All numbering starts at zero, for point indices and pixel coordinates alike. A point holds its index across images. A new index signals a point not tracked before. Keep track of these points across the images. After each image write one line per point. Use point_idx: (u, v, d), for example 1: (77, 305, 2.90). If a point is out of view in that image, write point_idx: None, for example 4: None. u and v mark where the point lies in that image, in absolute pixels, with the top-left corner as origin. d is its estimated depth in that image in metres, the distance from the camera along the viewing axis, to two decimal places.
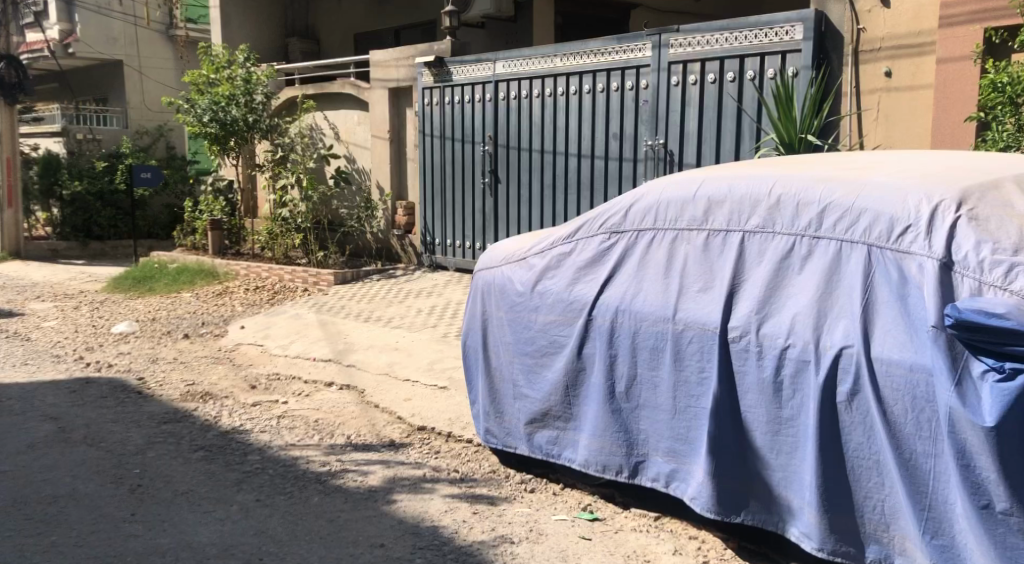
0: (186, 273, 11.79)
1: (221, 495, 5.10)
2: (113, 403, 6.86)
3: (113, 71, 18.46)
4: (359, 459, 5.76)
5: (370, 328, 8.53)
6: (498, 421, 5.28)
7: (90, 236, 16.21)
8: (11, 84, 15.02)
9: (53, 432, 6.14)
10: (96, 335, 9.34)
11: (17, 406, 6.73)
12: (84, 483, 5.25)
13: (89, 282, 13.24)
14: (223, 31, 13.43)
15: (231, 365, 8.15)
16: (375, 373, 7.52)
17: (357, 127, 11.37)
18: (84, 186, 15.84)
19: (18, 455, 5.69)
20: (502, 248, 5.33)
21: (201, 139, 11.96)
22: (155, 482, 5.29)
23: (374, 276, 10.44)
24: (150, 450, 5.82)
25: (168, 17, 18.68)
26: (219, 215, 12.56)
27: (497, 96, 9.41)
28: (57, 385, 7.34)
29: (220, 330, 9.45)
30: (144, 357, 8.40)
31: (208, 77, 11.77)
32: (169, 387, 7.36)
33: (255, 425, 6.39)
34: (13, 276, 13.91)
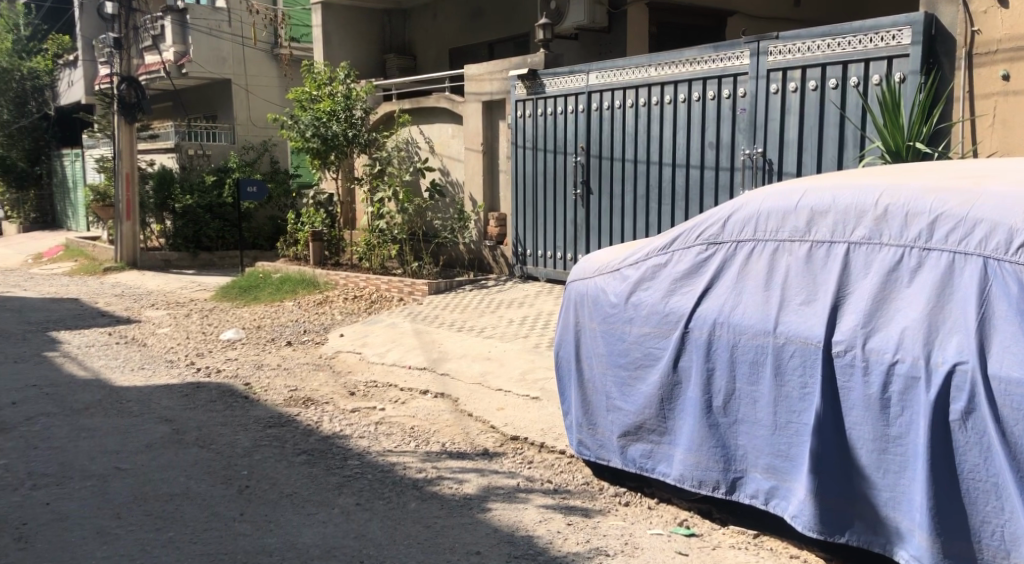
0: (289, 283, 12.17)
1: (324, 498, 5.25)
2: (222, 407, 7.14)
3: (222, 90, 19.22)
4: (454, 466, 5.83)
5: (463, 338, 8.64)
6: (591, 433, 5.27)
7: (200, 247, 16.96)
8: (131, 104, 15.88)
9: (168, 433, 6.44)
10: (206, 341, 9.74)
11: (135, 408, 7.07)
12: (196, 483, 5.48)
13: (198, 290, 13.81)
14: (325, 49, 14.00)
15: (331, 372, 8.38)
16: (468, 382, 7.60)
17: (451, 140, 11.55)
18: (195, 200, 16.63)
19: (136, 454, 5.98)
20: (595, 259, 5.32)
21: (304, 154, 12.39)
22: (262, 483, 5.49)
23: (467, 286, 10.55)
24: (256, 453, 6.03)
25: (273, 37, 19.38)
26: (320, 227, 12.95)
27: (591, 107, 9.42)
28: (171, 389, 7.68)
29: (321, 338, 9.73)
30: (250, 363, 8.72)
31: (310, 93, 12.24)
32: (273, 392, 7.61)
33: (354, 431, 6.56)
34: (131, 285, 14.64)
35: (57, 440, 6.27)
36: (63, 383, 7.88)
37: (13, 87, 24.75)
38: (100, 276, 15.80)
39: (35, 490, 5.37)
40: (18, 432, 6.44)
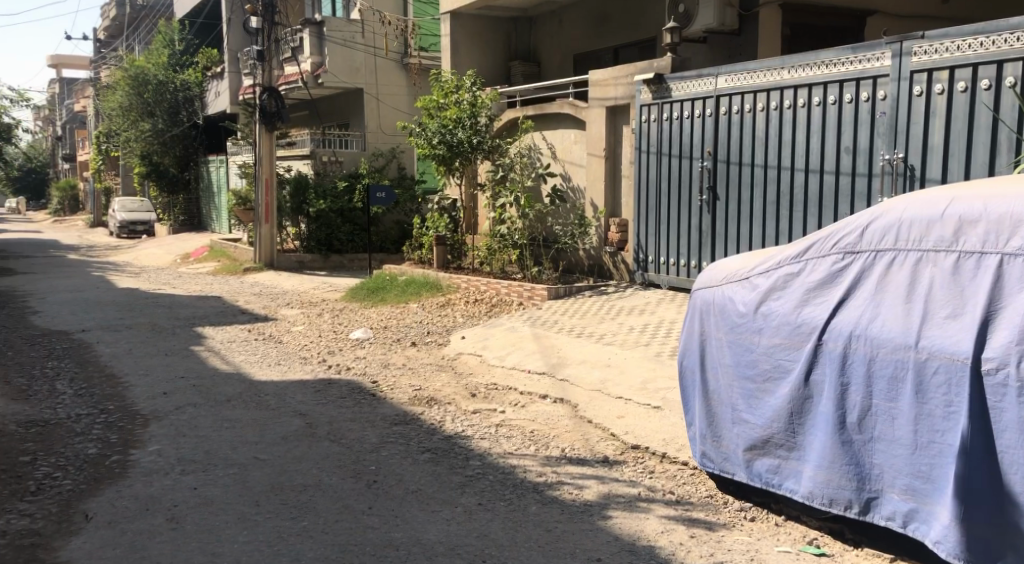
0: (414, 285, 12.46)
1: (447, 496, 5.35)
2: (350, 403, 7.38)
3: (354, 98, 19.87)
4: (575, 472, 5.83)
5: (583, 344, 8.64)
6: (715, 446, 5.17)
7: (331, 250, 17.67)
8: (271, 113, 16.58)
9: (301, 427, 6.70)
10: (336, 340, 10.10)
11: (272, 401, 7.40)
12: (328, 475, 5.68)
13: (330, 291, 14.35)
14: (452, 58, 14.39)
15: (453, 373, 8.53)
16: (587, 389, 7.58)
17: (573, 145, 11.54)
18: (328, 204, 17.29)
19: (272, 445, 6.25)
20: (723, 267, 5.24)
21: (431, 161, 12.72)
22: (389, 479, 5.63)
23: (586, 292, 10.53)
24: (383, 449, 6.20)
25: (403, 47, 19.86)
26: (444, 231, 13.19)
27: (719, 111, 9.25)
28: (304, 384, 8.00)
29: (443, 340, 9.92)
30: (377, 362, 8.98)
31: (438, 101, 12.57)
32: (398, 391, 7.81)
33: (475, 432, 6.65)
34: (268, 285, 15.34)
35: (202, 429, 6.61)
36: (207, 376, 8.31)
37: (167, 99, 26.22)
38: (240, 276, 16.62)
39: (183, 474, 5.68)
40: (167, 420, 6.83)
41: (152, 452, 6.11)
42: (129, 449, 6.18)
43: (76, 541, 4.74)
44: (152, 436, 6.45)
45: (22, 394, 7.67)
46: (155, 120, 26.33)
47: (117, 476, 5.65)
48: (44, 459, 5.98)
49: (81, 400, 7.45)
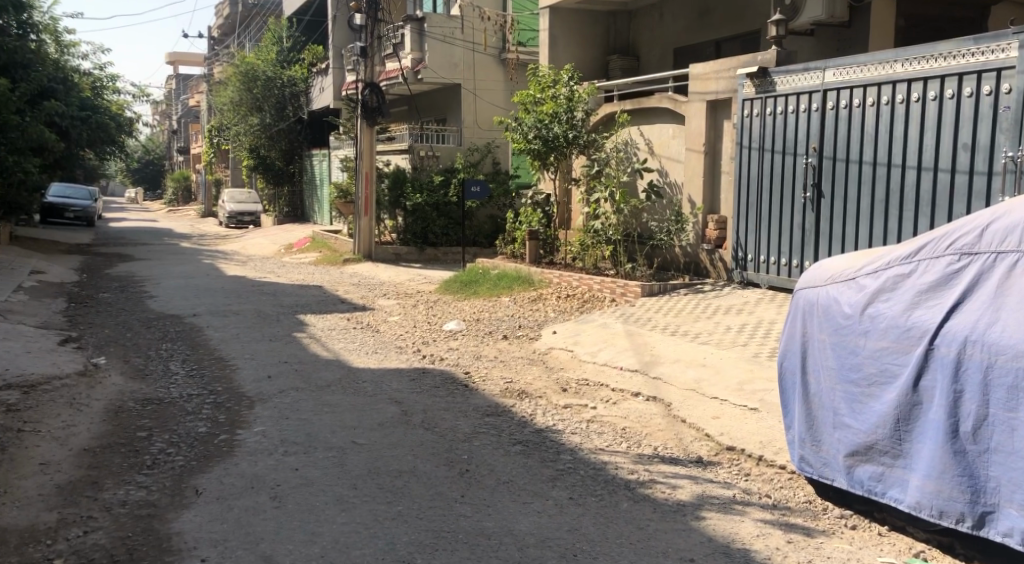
0: (506, 279, 12.52)
1: (538, 489, 5.35)
2: (444, 393, 7.46)
3: (452, 93, 20.07)
4: (667, 471, 5.76)
5: (676, 342, 8.52)
6: (814, 450, 5.01)
7: (426, 242, 17.93)
8: (372, 109, 16.92)
9: (397, 414, 6.81)
10: (430, 331, 10.24)
11: (369, 388, 7.56)
12: (422, 462, 5.76)
13: (425, 283, 14.53)
14: (550, 53, 14.40)
15: (545, 367, 8.53)
16: (681, 388, 7.47)
17: (671, 140, 11.36)
18: (424, 198, 17.59)
19: (369, 431, 6.37)
20: (827, 267, 5.09)
21: (526, 155, 12.79)
22: (482, 469, 5.67)
23: (681, 290, 10.37)
24: (476, 439, 6.25)
25: (502, 42, 19.93)
26: (537, 226, 13.18)
27: (826, 106, 8.97)
28: (400, 373, 8.14)
29: (535, 334, 9.93)
30: (470, 353, 9.05)
31: (535, 96, 12.61)
32: (490, 382, 7.86)
33: (566, 426, 6.63)
34: (365, 276, 15.65)
35: (303, 412, 6.79)
36: (308, 362, 8.53)
37: (274, 94, 27.14)
38: (340, 267, 17.01)
39: (285, 455, 5.85)
40: (271, 402, 7.05)
41: (257, 433, 6.31)
42: (235, 429, 6.39)
43: (187, 514, 4.94)
44: (257, 417, 6.66)
45: (138, 373, 8.03)
46: (263, 115, 27.40)
47: (225, 455, 5.85)
48: (159, 435, 6.24)
49: (192, 381, 7.75)
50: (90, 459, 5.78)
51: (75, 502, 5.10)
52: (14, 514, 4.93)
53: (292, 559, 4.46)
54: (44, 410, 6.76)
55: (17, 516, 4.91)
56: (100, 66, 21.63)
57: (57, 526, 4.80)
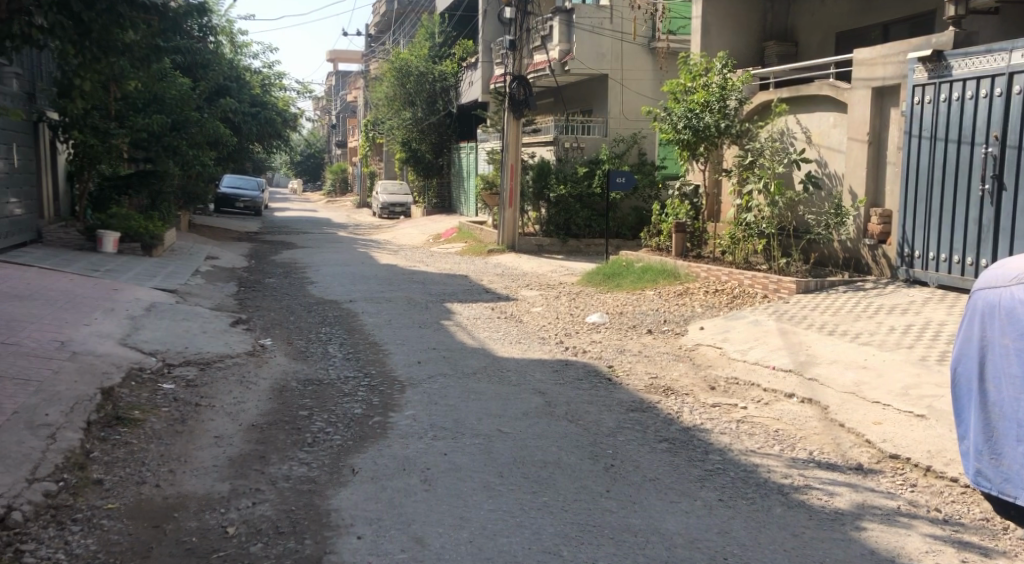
0: (651, 272, 12.30)
1: (685, 489, 5.20)
2: (589, 386, 7.39)
3: (600, 83, 19.87)
4: (824, 477, 5.47)
5: (834, 342, 8.11)
6: (993, 464, 4.62)
7: (569, 234, 17.93)
8: (520, 101, 17.02)
9: (541, 405, 6.79)
10: (574, 322, 10.19)
11: (513, 377, 7.59)
12: (567, 455, 5.71)
13: (568, 275, 14.48)
14: (703, 40, 14.11)
15: (692, 364, 8.29)
16: (840, 391, 7.10)
17: (832, 130, 10.82)
18: (568, 190, 17.56)
19: (514, 420, 6.38)
20: (1011, 266, 4.69)
21: (675, 146, 12.54)
22: (627, 464, 5.56)
23: (840, 287, 9.87)
24: (621, 434, 6.14)
25: (652, 31, 19.58)
26: (684, 218, 12.90)
27: (1010, 90, 8.31)
28: (544, 364, 8.13)
29: (682, 329, 9.70)
30: (614, 347, 8.94)
31: (686, 85, 12.40)
32: (635, 377, 7.73)
33: (715, 426, 6.42)
34: (510, 266, 15.76)
35: (451, 398, 6.89)
36: (456, 349, 8.66)
37: (426, 88, 27.80)
38: (484, 257, 17.24)
39: (434, 440, 5.93)
40: (421, 387, 7.19)
41: (408, 417, 6.43)
42: (389, 412, 6.54)
43: (344, 492, 5.08)
44: (408, 401, 6.81)
45: (300, 355, 8.37)
46: (415, 110, 28.29)
47: (378, 436, 6.00)
48: (319, 415, 6.46)
49: (348, 364, 8.02)
50: (258, 435, 6.06)
51: (245, 474, 5.35)
52: (192, 482, 5.21)
53: (442, 542, 4.51)
54: (216, 386, 7.15)
55: (194, 484, 5.19)
56: (268, 65, 22.73)
57: (230, 495, 5.04)
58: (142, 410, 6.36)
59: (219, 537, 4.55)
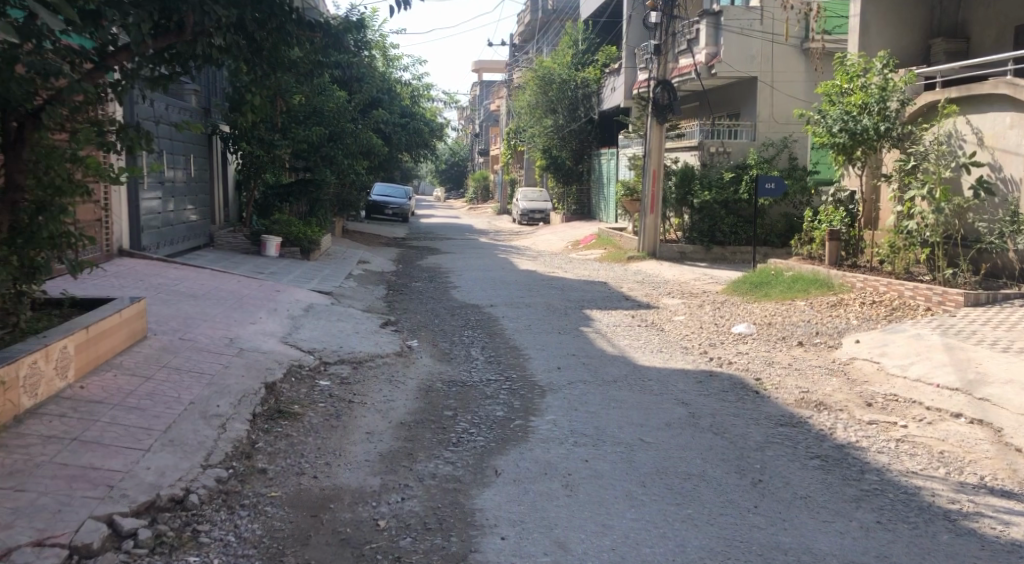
0: (801, 281, 11.84)
1: (840, 508, 4.93)
2: (734, 398, 7.15)
3: (748, 87, 19.25)
4: (997, 505, 5.06)
5: (1007, 359, 7.53)
6: None
7: (714, 241, 17.53)
8: (663, 106, 16.73)
9: (684, 416, 6.61)
10: (719, 332, 9.90)
11: (655, 387, 7.43)
12: (712, 468, 5.52)
13: (711, 284, 14.12)
14: (861, 40, 13.36)
15: (846, 379, 7.88)
16: (1015, 413, 6.57)
17: (1008, 131, 10.10)
18: (713, 195, 17.15)
19: (656, 430, 6.23)
20: None
21: (829, 150, 12.04)
22: (776, 480, 5.33)
23: (1014, 301, 9.18)
24: (769, 449, 5.90)
25: (805, 31, 18.91)
26: (839, 226, 12.35)
27: None
28: (687, 374, 7.93)
29: (835, 341, 9.25)
30: (761, 359, 8.62)
31: (842, 87, 11.88)
32: (784, 391, 7.43)
33: (872, 444, 6.07)
34: (651, 274, 15.53)
35: (592, 405, 6.81)
36: (596, 356, 8.58)
37: (568, 95, 27.89)
38: (625, 264, 17.06)
39: (575, 446, 5.88)
40: (562, 393, 7.15)
41: (549, 421, 6.40)
42: (530, 416, 6.53)
43: (488, 492, 5.10)
44: (549, 406, 6.78)
45: (445, 357, 8.51)
46: (557, 117, 28.38)
47: (521, 440, 6.00)
48: (463, 416, 6.53)
49: (490, 367, 8.09)
50: (406, 432, 6.18)
51: (394, 470, 5.46)
52: (346, 475, 5.37)
53: (585, 548, 4.45)
54: (367, 384, 7.36)
55: (348, 477, 5.35)
56: (416, 76, 23.41)
57: (380, 490, 5.15)
58: (301, 404, 6.62)
59: (371, 529, 4.66)
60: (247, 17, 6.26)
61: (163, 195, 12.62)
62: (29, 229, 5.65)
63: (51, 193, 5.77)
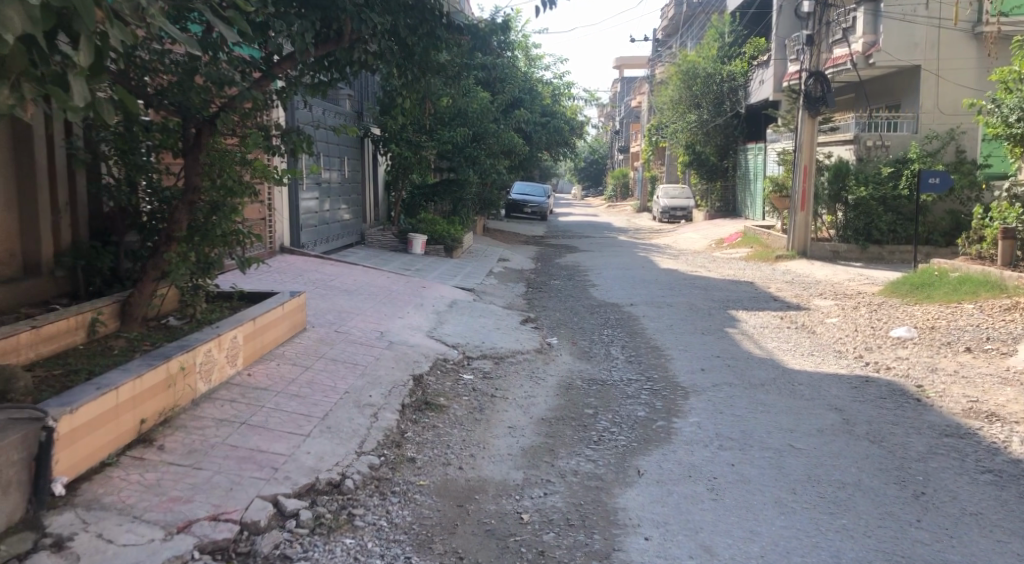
0: (969, 283, 11.13)
1: (1016, 528, 4.61)
2: (893, 406, 6.80)
3: (911, 76, 18.22)
4: None
5: None
6: None
7: (870, 240, 16.73)
8: (816, 98, 16.10)
9: (837, 422, 6.35)
10: (876, 336, 9.45)
11: (806, 392, 7.17)
12: (869, 477, 5.28)
13: (866, 285, 13.50)
14: None
15: (1022, 389, 7.34)
16: None
17: None
18: (869, 191, 16.36)
19: (807, 436, 6.02)
20: None
21: (1003, 142, 11.30)
22: (941, 494, 5.04)
23: None
24: (934, 461, 5.58)
25: (978, 14, 17.66)
26: (1013, 224, 11.53)
27: None
28: (841, 379, 7.61)
29: (1008, 348, 8.64)
30: (924, 365, 8.17)
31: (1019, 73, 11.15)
32: (950, 399, 7.00)
33: None
34: (802, 274, 14.97)
35: (739, 409, 6.65)
36: (742, 358, 8.38)
37: (714, 89, 27.22)
38: (773, 263, 16.56)
39: (721, 449, 5.76)
40: (706, 395, 7.02)
41: (693, 424, 6.29)
42: (673, 417, 6.45)
43: (631, 492, 5.07)
44: (693, 408, 6.66)
45: (585, 355, 8.52)
46: (701, 112, 27.65)
47: (664, 441, 5.93)
48: (604, 415, 6.52)
49: (632, 366, 8.02)
50: (548, 428, 6.23)
51: (537, 465, 5.51)
52: (490, 468, 5.46)
53: (731, 553, 4.36)
54: (509, 379, 7.46)
55: (492, 469, 5.44)
56: (559, 75, 23.52)
57: (524, 484, 5.22)
58: (446, 397, 6.79)
59: (514, 522, 4.72)
60: (400, 24, 6.45)
61: (320, 195, 13.21)
62: (205, 226, 6.01)
63: (223, 194, 6.12)
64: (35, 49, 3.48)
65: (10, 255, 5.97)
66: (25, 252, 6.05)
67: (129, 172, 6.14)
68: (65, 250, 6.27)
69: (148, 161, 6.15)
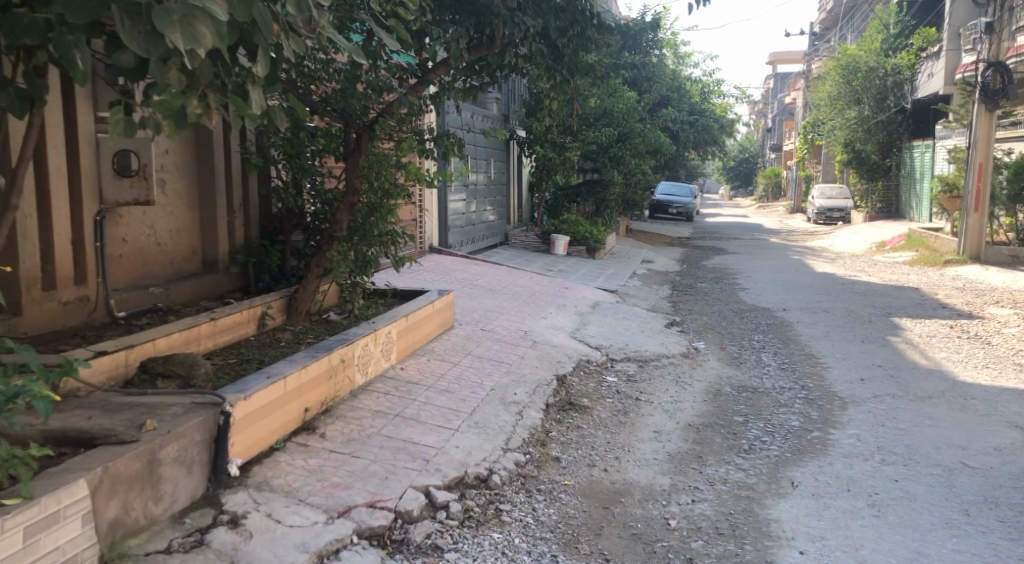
0: None
1: None
2: None
3: None
4: None
5: None
6: None
7: None
8: (996, 90, 15.10)
9: (1017, 441, 5.94)
10: None
11: (981, 407, 6.73)
12: None
13: None
14: None
15: None
16: None
17: None
18: None
19: (980, 455, 5.67)
20: None
21: None
22: None
23: None
24: None
25: None
26: None
27: None
28: (1021, 395, 7.10)
29: None
30: None
31: None
32: None
33: None
34: (974, 280, 14.05)
35: (902, 422, 6.34)
36: (906, 368, 7.97)
37: (876, 85, 25.83)
38: (941, 268, 15.62)
39: (882, 464, 5.51)
40: (866, 406, 6.73)
41: (851, 436, 6.05)
42: (828, 428, 6.23)
43: (785, 503, 4.94)
44: (852, 420, 6.40)
45: (734, 361, 8.34)
46: (862, 107, 26.41)
47: (819, 452, 5.74)
48: (755, 423, 6.37)
49: (784, 374, 7.78)
50: (694, 434, 6.15)
51: (684, 471, 5.46)
52: (635, 472, 5.45)
53: None
54: (655, 384, 7.40)
55: (637, 473, 5.43)
56: (709, 73, 23.08)
57: (670, 489, 5.18)
58: (590, 398, 6.82)
59: (662, 527, 4.70)
60: (551, 26, 6.51)
61: (468, 197, 13.52)
62: (363, 226, 6.30)
63: (381, 196, 6.38)
64: (221, 64, 3.75)
65: (192, 251, 6.44)
66: (205, 249, 6.52)
67: (295, 175, 6.52)
68: (239, 247, 6.73)
69: (313, 165, 6.49)
